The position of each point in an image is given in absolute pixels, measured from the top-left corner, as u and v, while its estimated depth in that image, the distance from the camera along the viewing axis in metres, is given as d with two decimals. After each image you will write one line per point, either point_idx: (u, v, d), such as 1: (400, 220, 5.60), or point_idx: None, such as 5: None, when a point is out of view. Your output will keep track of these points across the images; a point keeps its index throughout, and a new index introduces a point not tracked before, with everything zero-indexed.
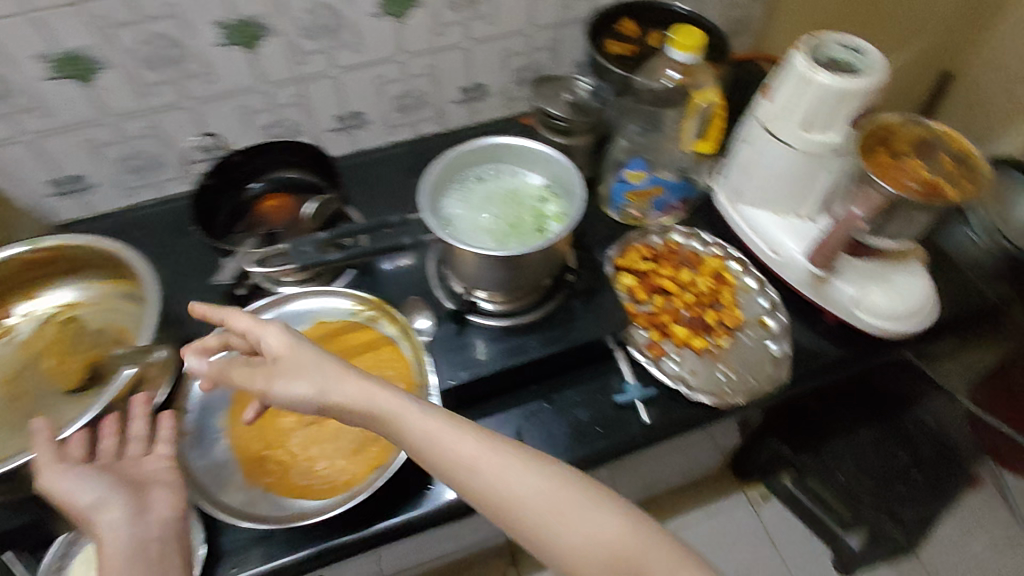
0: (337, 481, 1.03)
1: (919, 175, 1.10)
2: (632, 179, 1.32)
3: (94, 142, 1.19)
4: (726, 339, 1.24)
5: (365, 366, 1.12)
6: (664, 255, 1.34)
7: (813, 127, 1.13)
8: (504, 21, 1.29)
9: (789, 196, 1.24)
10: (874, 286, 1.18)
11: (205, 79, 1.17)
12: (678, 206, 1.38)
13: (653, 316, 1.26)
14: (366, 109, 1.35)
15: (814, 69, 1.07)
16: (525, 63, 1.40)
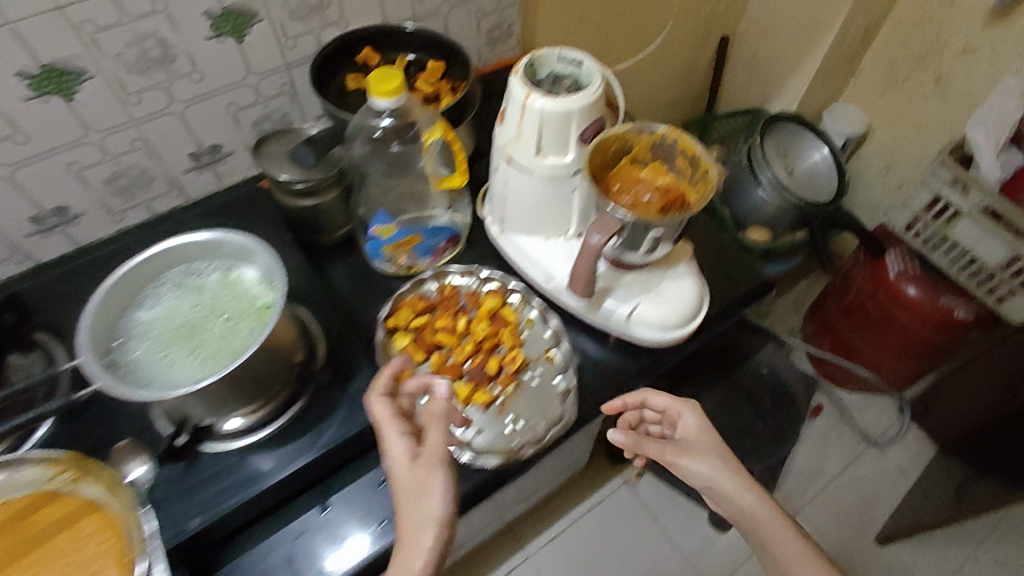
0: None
1: (646, 198, 0.67)
2: (385, 235, 0.75)
3: None
4: (514, 386, 0.74)
5: (73, 545, 0.55)
6: (446, 302, 0.79)
7: (544, 150, 0.67)
8: (219, 63, 0.77)
9: (554, 218, 0.75)
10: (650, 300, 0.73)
11: (192, 80, 0.77)
12: (451, 245, 0.81)
13: (437, 372, 0.74)
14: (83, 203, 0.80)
15: (525, 93, 0.64)
16: (264, 116, 0.87)
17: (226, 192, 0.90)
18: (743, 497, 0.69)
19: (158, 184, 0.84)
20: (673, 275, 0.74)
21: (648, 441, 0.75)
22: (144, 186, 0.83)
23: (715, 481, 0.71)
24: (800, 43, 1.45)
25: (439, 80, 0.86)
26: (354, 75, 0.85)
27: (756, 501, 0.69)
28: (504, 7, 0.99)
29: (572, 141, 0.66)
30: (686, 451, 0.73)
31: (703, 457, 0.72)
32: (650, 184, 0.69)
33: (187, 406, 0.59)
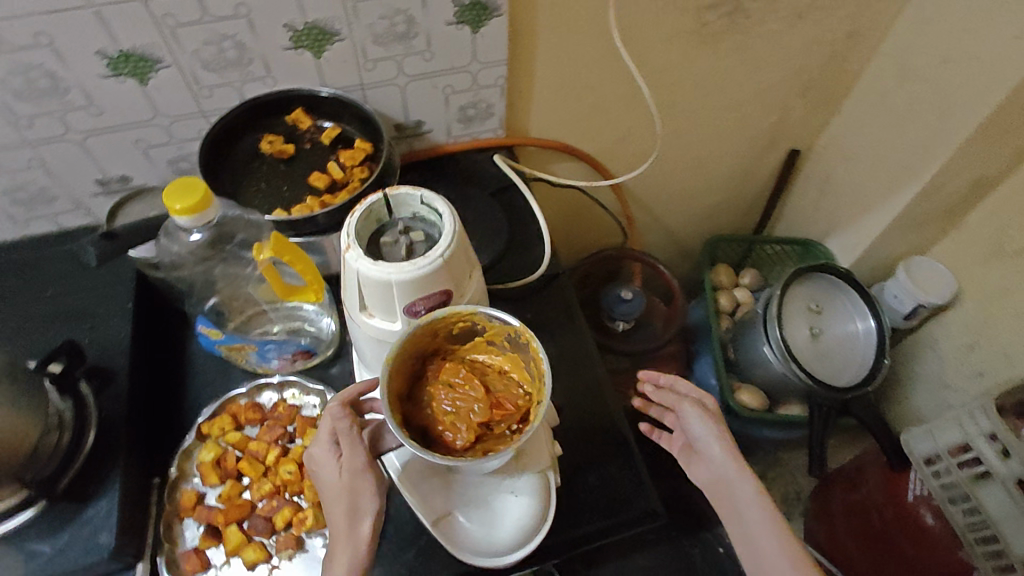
0: None
1: (468, 408, 0.53)
2: (213, 337, 0.67)
3: None
4: (290, 554, 0.62)
5: None
6: (276, 420, 0.69)
7: (371, 309, 0.56)
8: (119, 101, 0.72)
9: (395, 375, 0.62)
10: (469, 507, 0.61)
11: (91, 114, 0.72)
12: (298, 356, 0.71)
13: (217, 507, 0.64)
14: None
15: (349, 240, 0.54)
16: (182, 156, 0.81)
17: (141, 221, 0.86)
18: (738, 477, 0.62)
19: (62, 202, 0.81)
20: (505, 487, 0.60)
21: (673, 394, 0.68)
22: (46, 202, 0.80)
23: (711, 450, 0.63)
24: (881, 183, 1.19)
25: (360, 165, 0.77)
26: (273, 138, 0.78)
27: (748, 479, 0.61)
28: (478, 88, 0.86)
29: (399, 309, 0.54)
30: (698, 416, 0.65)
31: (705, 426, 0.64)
32: (486, 387, 0.55)
33: None
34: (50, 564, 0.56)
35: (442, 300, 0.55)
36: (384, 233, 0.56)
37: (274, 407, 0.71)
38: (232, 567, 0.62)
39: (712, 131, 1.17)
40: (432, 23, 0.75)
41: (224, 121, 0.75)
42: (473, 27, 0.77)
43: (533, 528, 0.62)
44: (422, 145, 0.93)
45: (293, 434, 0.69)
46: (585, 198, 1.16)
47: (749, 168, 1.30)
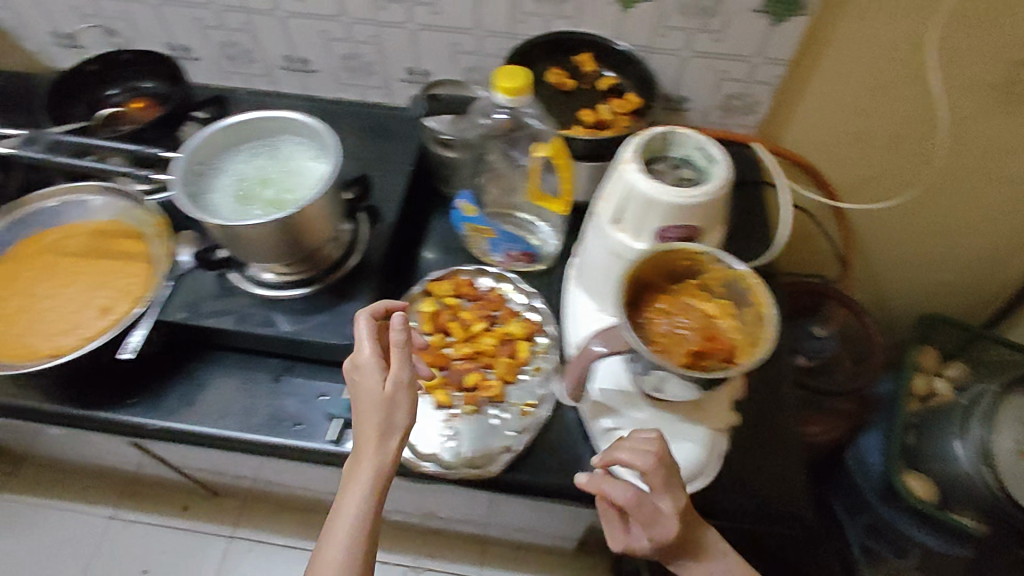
0: (59, 335, 0.67)
1: (682, 335, 0.58)
2: (467, 213, 0.78)
3: (203, 23, 0.95)
4: (471, 409, 0.71)
5: (104, 279, 0.72)
6: (487, 302, 0.79)
7: (622, 223, 0.62)
8: (453, 6, 0.86)
9: (608, 293, 0.69)
10: (637, 432, 0.64)
11: (430, 11, 0.87)
12: (518, 257, 0.80)
13: (423, 349, 0.75)
14: (316, 60, 0.97)
15: (630, 155, 0.60)
16: (476, 67, 0.94)
17: None
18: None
19: (377, 79, 0.99)
20: (679, 432, 0.63)
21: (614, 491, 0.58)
22: (367, 75, 0.99)
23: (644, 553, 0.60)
24: None
25: (624, 115, 0.83)
26: (559, 71, 0.87)
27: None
28: (751, 82, 0.89)
29: (649, 230, 0.60)
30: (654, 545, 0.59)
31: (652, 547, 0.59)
32: (700, 321, 0.59)
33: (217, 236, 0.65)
34: (305, 332, 0.69)
35: (686, 235, 0.60)
36: (654, 162, 0.62)
37: (488, 291, 0.80)
38: (423, 400, 0.72)
39: (975, 201, 1.07)
40: (736, 6, 0.80)
41: (526, 44, 0.86)
42: (774, 19, 0.80)
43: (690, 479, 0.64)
44: (674, 121, 0.98)
45: (497, 318, 0.78)
46: (806, 224, 1.13)
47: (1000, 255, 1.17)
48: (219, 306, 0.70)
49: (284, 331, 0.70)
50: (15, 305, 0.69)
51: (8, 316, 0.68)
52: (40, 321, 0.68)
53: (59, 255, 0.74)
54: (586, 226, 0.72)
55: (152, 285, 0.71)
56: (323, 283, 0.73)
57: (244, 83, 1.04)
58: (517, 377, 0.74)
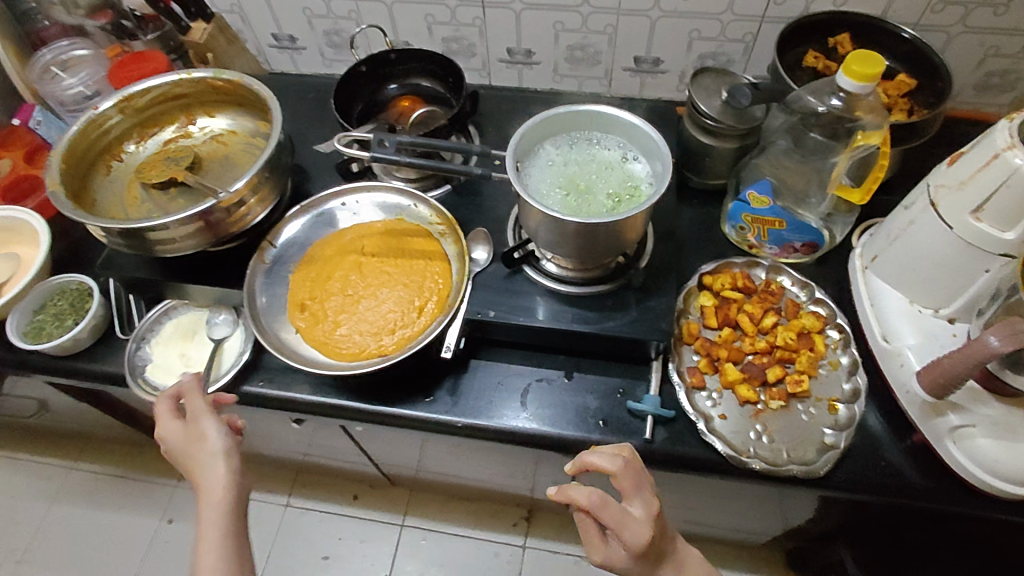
0: (385, 338, 0.67)
1: None
2: (756, 204, 0.75)
3: (431, 19, 0.94)
4: (778, 405, 0.69)
5: (408, 278, 0.71)
6: (769, 295, 0.76)
7: (985, 213, 0.59)
8: None
9: (937, 283, 0.66)
10: (994, 429, 0.60)
11: None
12: (798, 249, 0.78)
13: (715, 344, 0.73)
14: (540, 52, 0.96)
15: (1013, 140, 0.56)
16: (712, 53, 0.91)
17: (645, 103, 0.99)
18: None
19: (600, 69, 0.97)
20: None
21: (629, 529, 0.54)
22: (590, 65, 0.97)
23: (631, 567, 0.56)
24: None
25: (900, 97, 0.79)
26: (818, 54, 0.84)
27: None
28: (1021, 57, 0.84)
29: None
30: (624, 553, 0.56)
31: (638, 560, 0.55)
32: None
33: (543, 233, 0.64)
34: (613, 328, 0.67)
35: None
36: None
37: (763, 283, 0.78)
38: (723, 395, 0.70)
39: None
40: None
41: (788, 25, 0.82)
42: None
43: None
44: None
45: (781, 310, 0.75)
46: None
47: None
48: (522, 302, 0.69)
49: (590, 326, 0.68)
50: (337, 304, 0.69)
51: (335, 316, 0.69)
52: (365, 322, 0.68)
53: (361, 254, 0.73)
54: (900, 213, 0.68)
55: (458, 287, 0.69)
56: (617, 279, 0.71)
57: None
58: (817, 371, 0.72)
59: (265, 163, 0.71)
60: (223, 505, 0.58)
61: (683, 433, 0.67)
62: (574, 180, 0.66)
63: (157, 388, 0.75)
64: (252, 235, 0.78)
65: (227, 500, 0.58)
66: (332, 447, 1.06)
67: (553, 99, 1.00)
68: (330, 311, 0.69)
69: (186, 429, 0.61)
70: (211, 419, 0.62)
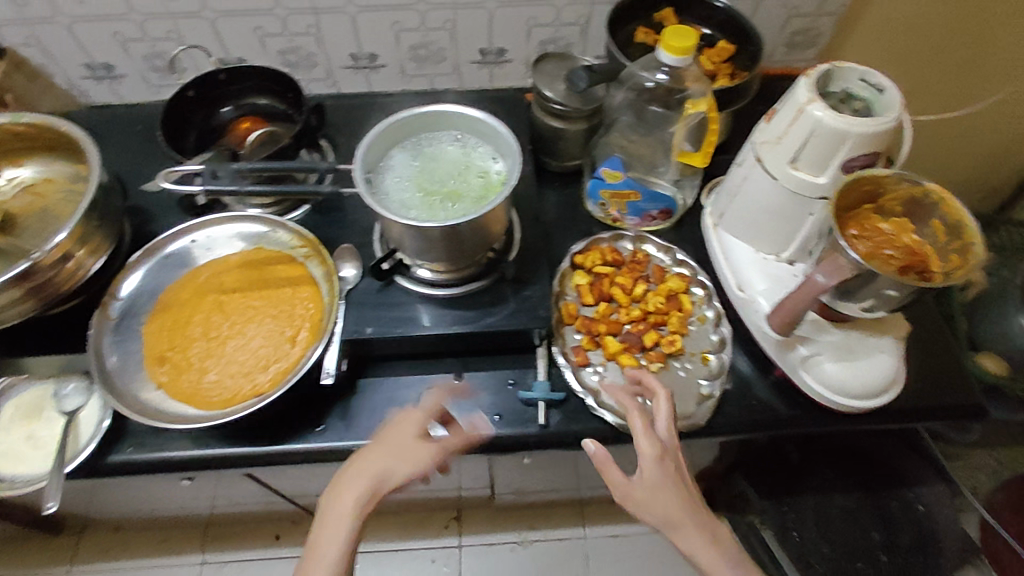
0: (260, 375, 0.64)
1: (889, 254, 0.62)
2: (610, 180, 0.79)
3: (261, 32, 0.89)
4: (657, 367, 0.73)
5: (275, 309, 0.68)
6: (635, 265, 0.80)
7: (800, 162, 0.65)
8: None
9: (772, 230, 0.72)
10: (835, 353, 0.68)
11: None
12: (659, 216, 0.82)
13: (593, 320, 0.76)
14: (384, 54, 0.94)
15: (811, 95, 0.62)
16: (553, 38, 0.93)
17: (498, 93, 1.00)
18: (699, 540, 0.60)
19: (447, 65, 0.96)
20: (872, 347, 0.68)
21: (646, 439, 0.61)
22: (437, 62, 0.96)
23: (660, 491, 0.59)
24: None
25: (723, 63, 0.85)
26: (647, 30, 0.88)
27: (700, 533, 0.60)
28: (817, 15, 0.94)
29: (834, 165, 0.63)
30: (642, 474, 0.60)
31: (658, 477, 0.60)
32: (895, 237, 0.63)
33: (405, 243, 0.63)
34: (494, 324, 0.68)
35: (868, 162, 0.63)
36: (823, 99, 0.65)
37: (630, 254, 0.82)
38: (607, 367, 0.74)
39: None
40: None
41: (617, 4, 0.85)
42: None
43: (887, 387, 0.69)
44: None
45: (649, 277, 0.80)
46: None
47: None
48: (398, 314, 0.68)
49: (471, 327, 0.68)
50: (202, 350, 0.66)
51: (200, 363, 0.65)
52: (233, 363, 0.65)
53: (220, 293, 0.69)
54: (735, 172, 0.74)
55: (330, 310, 0.67)
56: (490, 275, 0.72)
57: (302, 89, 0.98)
58: (687, 329, 0.77)
59: (87, 211, 0.64)
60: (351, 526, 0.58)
61: (576, 411, 0.70)
62: (429, 182, 0.65)
63: (2, 477, 0.66)
64: (91, 291, 0.72)
65: (355, 514, 0.58)
66: (234, 495, 0.99)
67: (405, 100, 0.98)
68: (192, 358, 0.65)
69: (404, 458, 0.60)
70: (429, 449, 0.61)
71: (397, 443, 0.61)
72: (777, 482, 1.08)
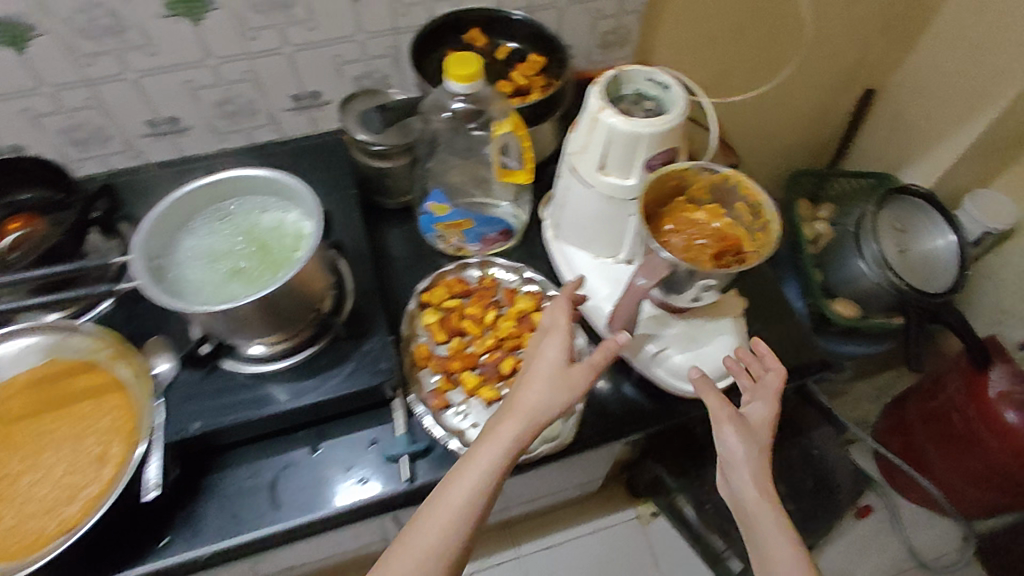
0: (64, 512, 0.56)
1: (702, 244, 0.64)
2: (438, 213, 0.77)
3: (34, 114, 0.79)
4: None
5: (79, 428, 0.60)
6: (484, 292, 0.79)
7: (608, 168, 0.66)
8: (331, 16, 0.81)
9: (603, 235, 0.73)
10: (679, 345, 0.70)
11: (307, 29, 0.81)
12: (498, 237, 0.81)
13: (448, 358, 0.73)
14: (187, 116, 0.87)
15: (601, 103, 0.63)
16: (367, 73, 0.90)
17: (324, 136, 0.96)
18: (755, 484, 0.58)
19: (260, 117, 0.91)
20: (711, 332, 0.70)
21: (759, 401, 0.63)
22: (249, 115, 0.90)
23: (745, 464, 0.59)
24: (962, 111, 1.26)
25: (535, 76, 0.86)
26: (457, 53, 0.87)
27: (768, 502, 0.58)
28: (622, 15, 0.96)
29: (638, 166, 0.65)
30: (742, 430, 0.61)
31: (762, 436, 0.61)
32: (707, 226, 0.65)
33: (212, 326, 0.58)
34: (335, 389, 0.64)
35: (668, 158, 0.65)
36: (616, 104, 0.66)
37: (477, 282, 0.81)
38: (469, 404, 0.71)
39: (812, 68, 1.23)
40: None
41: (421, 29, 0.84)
42: None
43: (731, 365, 0.71)
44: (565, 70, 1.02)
45: (499, 302, 0.79)
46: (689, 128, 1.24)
47: (834, 106, 1.37)
48: (227, 401, 0.62)
49: (311, 398, 0.64)
50: None
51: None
52: (37, 504, 0.57)
53: (4, 423, 0.60)
54: (559, 183, 0.74)
55: (142, 412, 0.60)
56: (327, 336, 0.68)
57: (102, 166, 0.89)
58: None
59: None
60: (482, 483, 0.55)
61: (442, 458, 0.68)
62: (236, 252, 0.61)
63: None
64: None
65: (496, 464, 0.56)
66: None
67: (222, 159, 0.91)
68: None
69: (555, 380, 0.58)
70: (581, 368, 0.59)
71: (542, 367, 0.59)
72: (680, 464, 1.11)
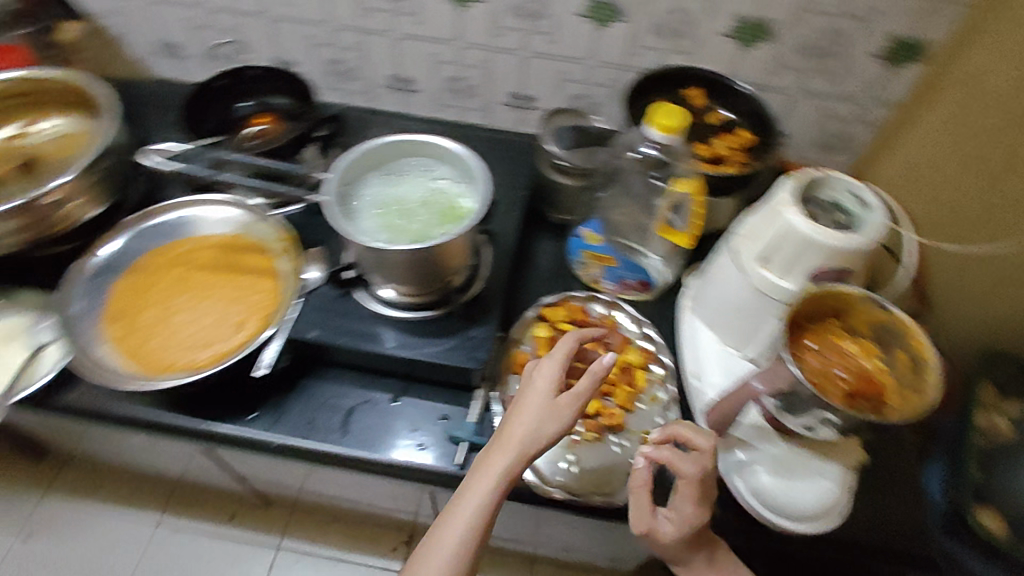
0: (197, 352, 0.67)
1: (838, 377, 0.59)
2: (589, 241, 0.83)
3: (311, 41, 0.95)
4: (592, 437, 0.71)
5: (233, 295, 0.72)
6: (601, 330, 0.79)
7: (769, 263, 0.63)
8: (573, 36, 0.87)
9: (737, 326, 0.70)
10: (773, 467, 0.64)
11: (548, 40, 0.88)
12: (635, 286, 0.81)
13: None
14: (419, 82, 0.98)
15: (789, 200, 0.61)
16: (582, 95, 0.95)
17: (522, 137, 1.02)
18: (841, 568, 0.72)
19: (477, 102, 0.99)
20: (816, 472, 0.63)
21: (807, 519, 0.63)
22: (468, 97, 0.99)
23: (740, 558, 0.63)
24: None
25: (739, 151, 0.84)
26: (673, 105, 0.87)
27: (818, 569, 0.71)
28: (855, 122, 0.91)
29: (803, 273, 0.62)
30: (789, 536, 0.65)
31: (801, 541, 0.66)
32: (853, 361, 0.60)
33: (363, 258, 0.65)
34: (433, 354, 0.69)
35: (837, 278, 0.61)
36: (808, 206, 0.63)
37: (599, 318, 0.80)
38: None
39: None
40: (858, 49, 0.82)
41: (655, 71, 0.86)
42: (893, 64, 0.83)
43: (821, 517, 0.63)
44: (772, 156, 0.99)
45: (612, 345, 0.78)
46: None
47: None
48: (347, 325, 0.69)
49: (411, 353, 0.69)
50: (153, 317, 0.70)
51: (149, 325, 0.69)
52: (183, 336, 0.69)
53: (189, 267, 0.74)
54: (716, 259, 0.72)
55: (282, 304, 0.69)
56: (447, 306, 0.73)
57: (341, 99, 1.04)
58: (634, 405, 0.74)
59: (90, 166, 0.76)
60: (678, 556, 0.64)
61: None
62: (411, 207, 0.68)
63: None
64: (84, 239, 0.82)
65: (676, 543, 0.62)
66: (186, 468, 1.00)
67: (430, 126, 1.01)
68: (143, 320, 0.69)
69: (689, 490, 0.61)
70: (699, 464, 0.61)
71: (686, 477, 0.61)
72: None
